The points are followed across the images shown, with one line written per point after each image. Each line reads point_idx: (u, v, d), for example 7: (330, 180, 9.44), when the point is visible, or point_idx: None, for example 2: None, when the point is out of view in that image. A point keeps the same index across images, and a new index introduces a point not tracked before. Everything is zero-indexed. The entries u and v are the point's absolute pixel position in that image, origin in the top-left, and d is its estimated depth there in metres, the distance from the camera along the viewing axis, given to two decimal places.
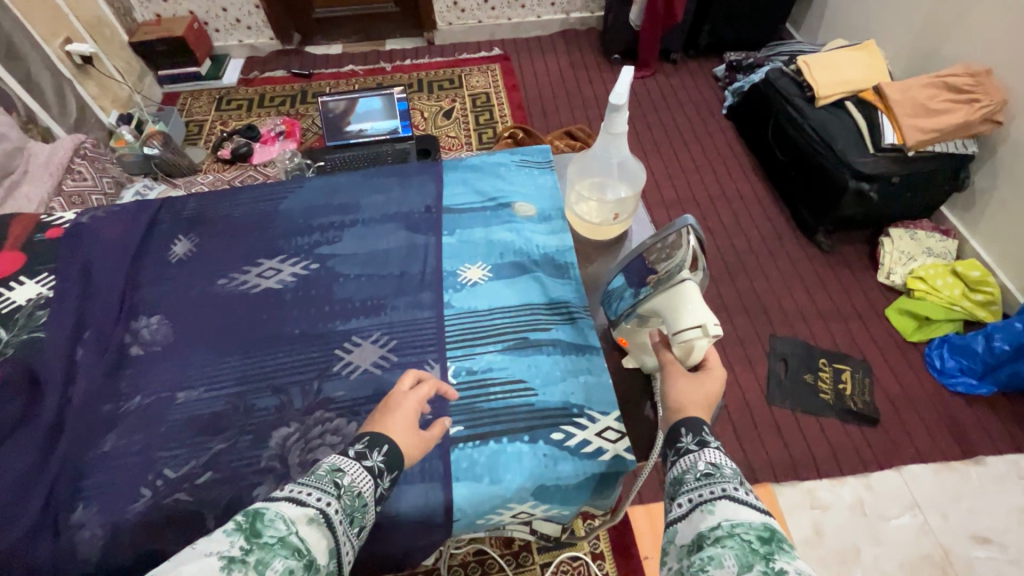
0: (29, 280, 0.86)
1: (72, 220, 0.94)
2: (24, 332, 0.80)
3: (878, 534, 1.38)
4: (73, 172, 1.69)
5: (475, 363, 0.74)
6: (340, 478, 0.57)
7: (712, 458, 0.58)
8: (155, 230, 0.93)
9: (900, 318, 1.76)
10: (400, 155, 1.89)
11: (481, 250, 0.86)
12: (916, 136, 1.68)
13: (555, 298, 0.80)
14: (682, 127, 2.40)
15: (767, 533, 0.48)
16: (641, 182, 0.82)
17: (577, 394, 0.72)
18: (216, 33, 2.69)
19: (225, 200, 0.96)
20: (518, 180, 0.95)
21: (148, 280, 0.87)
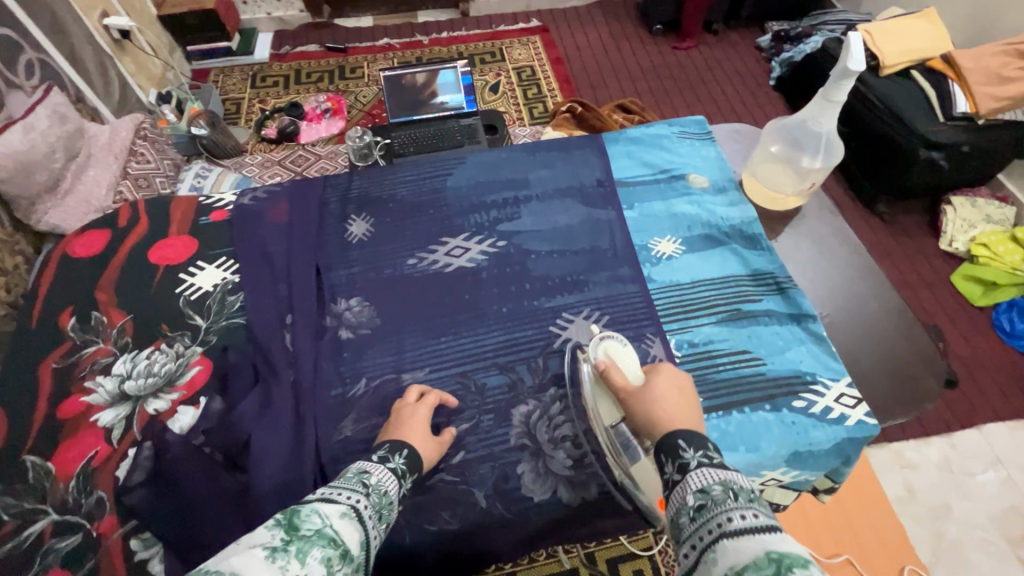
0: (208, 266, 1.01)
1: (232, 203, 1.11)
2: (223, 319, 0.94)
3: (966, 489, 1.45)
4: (136, 154, 1.63)
5: (697, 336, 0.91)
6: (367, 479, 0.66)
7: (697, 487, 0.56)
8: (325, 208, 1.10)
9: (965, 283, 1.81)
10: (467, 130, 1.85)
11: (667, 225, 1.06)
12: (989, 105, 1.70)
13: (757, 269, 1.00)
14: (732, 99, 2.39)
15: (770, 569, 0.44)
16: (837, 157, 1.03)
17: (806, 364, 0.88)
18: (243, 5, 2.57)
19: (385, 183, 1.14)
20: (686, 153, 1.17)
21: (338, 265, 1.01)
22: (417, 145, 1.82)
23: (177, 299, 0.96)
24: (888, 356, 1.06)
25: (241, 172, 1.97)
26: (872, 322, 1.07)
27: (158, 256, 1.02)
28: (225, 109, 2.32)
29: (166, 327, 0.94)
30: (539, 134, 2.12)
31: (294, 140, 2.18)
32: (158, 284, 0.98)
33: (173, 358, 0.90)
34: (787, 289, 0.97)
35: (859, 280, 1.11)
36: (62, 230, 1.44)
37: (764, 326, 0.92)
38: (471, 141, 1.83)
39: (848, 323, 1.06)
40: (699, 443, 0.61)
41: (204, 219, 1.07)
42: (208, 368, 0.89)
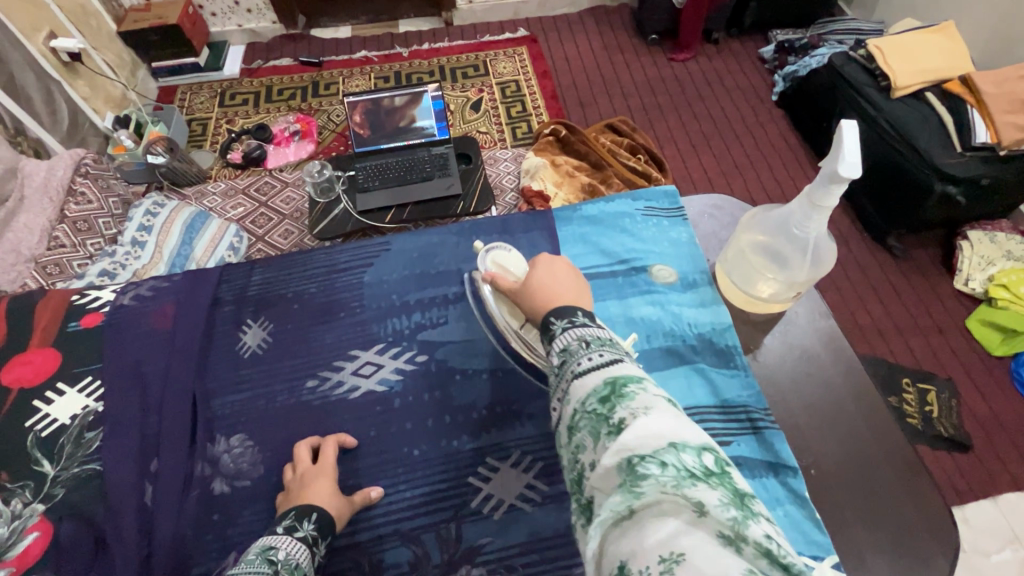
0: (69, 390, 0.89)
1: (111, 304, 1.00)
2: (76, 466, 0.83)
3: (980, 573, 1.30)
4: (76, 194, 1.50)
5: None
6: (274, 555, 0.66)
7: (559, 347, 0.62)
8: (217, 310, 1.01)
9: (983, 329, 1.65)
10: (438, 160, 1.71)
11: (622, 334, 0.93)
12: (1014, 135, 1.52)
13: (727, 398, 0.87)
14: (730, 117, 2.23)
15: (607, 392, 0.53)
16: (828, 265, 0.85)
17: (783, 537, 0.76)
18: (213, 17, 2.43)
19: (284, 279, 1.05)
20: (652, 240, 1.05)
21: (220, 389, 0.92)
22: (384, 178, 1.67)
23: (26, 439, 0.84)
24: (892, 502, 0.86)
25: (201, 204, 1.87)
26: (875, 473, 0.88)
27: (9, 377, 0.89)
28: (190, 131, 2.19)
29: (4, 477, 0.82)
30: (521, 159, 1.98)
31: (260, 165, 2.06)
32: (4, 421, 0.86)
33: (6, 521, 0.78)
34: (762, 429, 0.84)
35: (860, 416, 0.92)
36: None
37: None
38: (442, 173, 1.69)
39: (843, 471, 0.88)
40: (566, 314, 0.65)
41: (72, 326, 0.95)
42: (47, 535, 0.77)
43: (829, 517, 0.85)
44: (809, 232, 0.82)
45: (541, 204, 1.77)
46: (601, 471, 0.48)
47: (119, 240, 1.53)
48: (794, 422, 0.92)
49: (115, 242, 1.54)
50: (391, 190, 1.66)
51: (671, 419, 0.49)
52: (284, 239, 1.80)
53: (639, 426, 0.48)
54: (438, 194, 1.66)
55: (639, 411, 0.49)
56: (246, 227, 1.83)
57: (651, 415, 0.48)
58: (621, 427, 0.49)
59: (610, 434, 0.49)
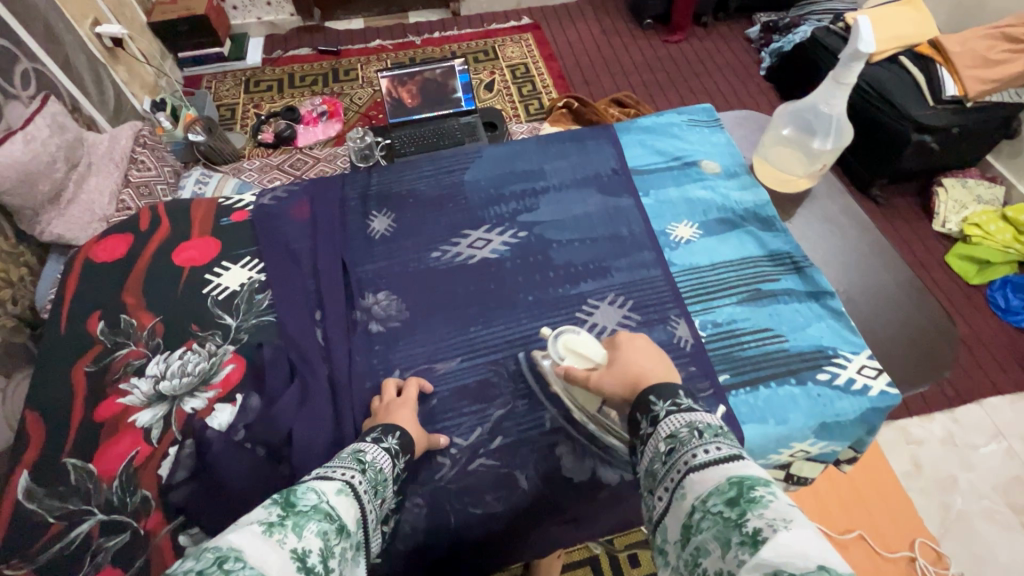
0: (233, 264, 1.02)
1: (252, 204, 1.12)
2: (253, 317, 0.96)
3: (971, 462, 1.48)
4: (136, 162, 1.62)
5: (717, 317, 0.94)
6: (362, 457, 0.69)
7: (666, 433, 0.63)
8: (345, 206, 1.13)
9: (961, 263, 1.85)
10: (467, 128, 1.86)
11: (683, 210, 1.09)
12: (977, 87, 1.74)
13: (774, 249, 1.03)
14: (724, 90, 2.42)
15: (733, 491, 0.53)
16: (847, 139, 1.08)
17: (828, 340, 0.91)
18: (233, 10, 2.56)
19: (403, 178, 1.18)
20: (696, 142, 1.21)
21: (359, 260, 1.04)
22: (418, 144, 1.82)
23: (205, 299, 0.97)
24: (906, 326, 1.06)
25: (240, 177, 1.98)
26: (889, 297, 1.09)
27: (182, 257, 1.03)
28: (220, 115, 2.31)
29: (196, 327, 0.95)
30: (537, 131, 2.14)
31: (291, 143, 2.19)
32: (185, 287, 0.99)
33: (206, 357, 0.91)
34: (805, 268, 1.00)
35: (873, 260, 1.13)
36: (66, 240, 1.42)
37: (784, 304, 0.95)
38: (471, 139, 1.84)
39: (866, 297, 1.08)
40: (668, 396, 0.68)
41: (225, 219, 1.08)
42: (242, 366, 0.90)
43: (860, 327, 1.05)
44: (833, 108, 1.07)
45: None
46: None
47: None
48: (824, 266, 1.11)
49: None
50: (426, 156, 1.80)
51: (814, 541, 0.47)
52: None
53: (781, 543, 0.46)
54: None
55: (778, 521, 0.48)
56: None
57: (792, 528, 0.48)
58: (757, 536, 0.48)
59: (744, 545, 0.48)
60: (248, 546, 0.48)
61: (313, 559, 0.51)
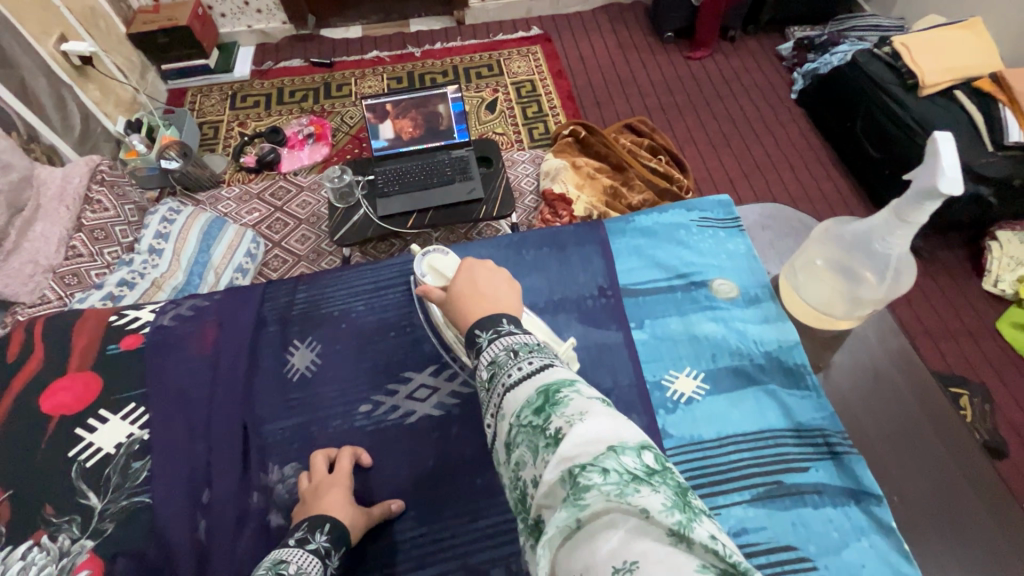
0: (111, 415, 0.86)
1: (151, 326, 0.97)
2: (124, 497, 0.79)
3: None
4: (92, 202, 1.47)
5: (725, 525, 0.76)
6: (284, 568, 0.64)
7: (488, 362, 0.60)
8: (262, 331, 0.99)
9: (1015, 332, 1.62)
10: (458, 163, 1.68)
11: (685, 353, 0.92)
12: None
13: (801, 422, 0.85)
14: (748, 115, 2.19)
15: (540, 401, 0.52)
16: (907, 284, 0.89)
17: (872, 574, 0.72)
18: (222, 18, 2.40)
19: (332, 293, 1.05)
20: (710, 250, 1.05)
21: (275, 412, 0.90)
22: (404, 183, 1.64)
23: (70, 468, 0.81)
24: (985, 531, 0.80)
25: (216, 209, 1.87)
26: (972, 512, 0.82)
27: (51, 405, 0.86)
28: (202, 134, 2.16)
29: (50, 509, 0.78)
30: (539, 161, 1.96)
31: (275, 169, 2.03)
32: (47, 449, 0.82)
33: (53, 557, 0.74)
34: (841, 454, 0.82)
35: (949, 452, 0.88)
36: (6, 296, 1.29)
37: (813, 509, 0.77)
38: (462, 177, 1.66)
39: (934, 504, 0.84)
40: (490, 325, 0.65)
41: (112, 347, 0.93)
42: (99, 573, 0.73)
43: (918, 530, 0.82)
44: (891, 247, 0.88)
45: (564, 207, 1.74)
46: (544, 489, 0.46)
47: (136, 248, 1.50)
48: (870, 448, 0.90)
49: (132, 250, 1.51)
50: (411, 196, 1.63)
51: (608, 423, 0.47)
52: (301, 245, 1.78)
53: (576, 433, 0.46)
54: (458, 198, 1.62)
55: (575, 417, 0.48)
56: (261, 232, 1.81)
57: (586, 419, 0.47)
58: (558, 434, 0.47)
59: (549, 445, 0.47)
60: None
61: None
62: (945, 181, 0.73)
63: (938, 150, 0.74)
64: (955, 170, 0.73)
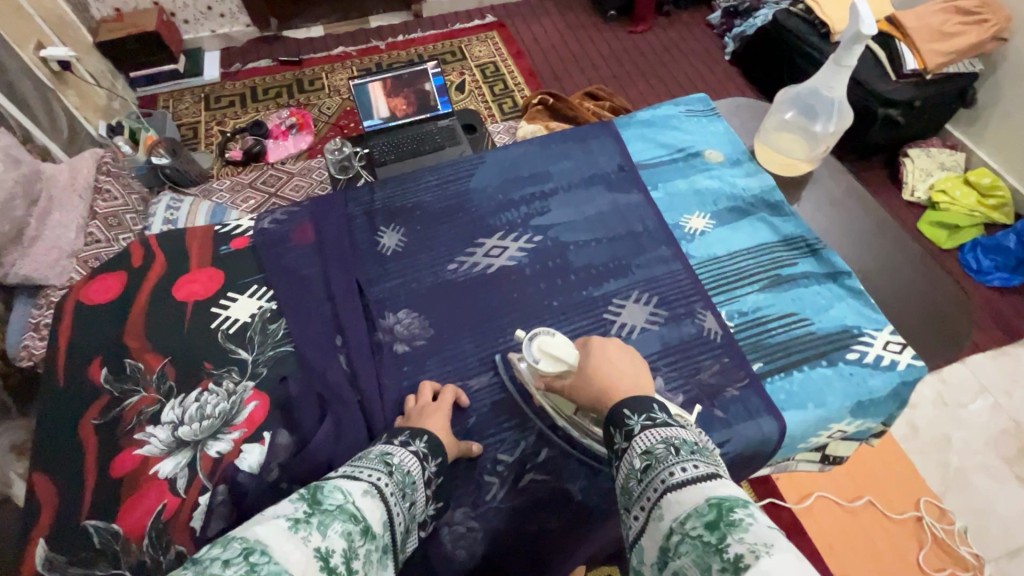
0: (239, 296, 1.01)
1: (252, 231, 1.11)
2: (270, 348, 0.94)
3: (962, 419, 1.55)
4: (102, 192, 1.53)
5: (743, 306, 0.97)
6: (390, 459, 0.70)
7: (643, 449, 0.64)
8: (352, 224, 1.12)
9: (932, 230, 1.93)
10: (445, 131, 1.84)
11: (693, 202, 1.12)
12: (936, 60, 1.82)
13: (786, 235, 1.07)
14: (691, 76, 2.46)
15: (711, 512, 0.53)
16: (848, 121, 1.14)
17: (853, 320, 0.95)
18: (185, 24, 2.46)
19: (409, 189, 1.17)
20: (695, 131, 1.25)
21: (377, 278, 1.03)
22: (399, 152, 1.78)
23: (216, 334, 0.96)
24: (921, 291, 1.09)
25: (211, 201, 1.89)
26: (902, 271, 1.12)
27: (185, 293, 1.01)
28: (181, 135, 2.21)
29: (210, 364, 0.93)
30: (514, 129, 2.13)
31: (262, 159, 2.11)
32: (192, 325, 0.97)
33: (226, 396, 0.89)
34: (819, 251, 1.04)
35: (884, 238, 1.17)
36: (36, 280, 1.32)
37: (805, 288, 0.99)
38: (451, 142, 1.81)
39: (878, 272, 1.12)
40: (643, 410, 0.68)
41: (225, 247, 1.07)
42: (265, 403, 0.89)
43: (879, 301, 1.08)
44: (834, 92, 1.12)
45: None
46: None
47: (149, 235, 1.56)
48: (837, 248, 1.15)
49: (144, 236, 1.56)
50: (407, 162, 1.76)
51: (794, 564, 0.47)
52: None
53: (762, 569, 0.46)
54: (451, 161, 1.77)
55: (760, 546, 0.48)
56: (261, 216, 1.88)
57: (772, 554, 0.47)
58: (737, 561, 0.48)
59: (725, 571, 0.48)
60: (272, 544, 0.49)
61: (337, 558, 0.51)
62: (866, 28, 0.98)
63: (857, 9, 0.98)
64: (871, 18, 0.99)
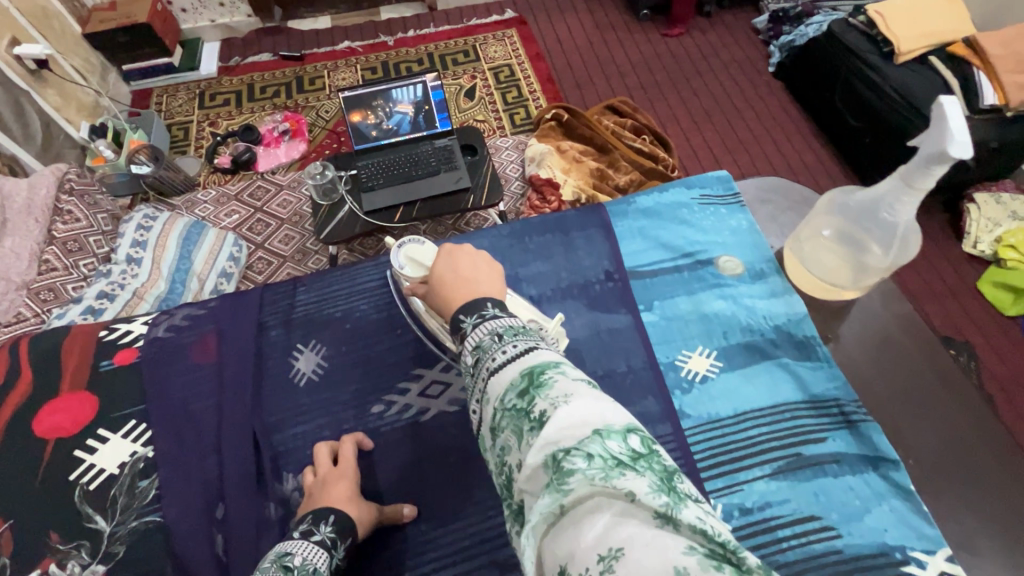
0: (112, 435, 0.91)
1: (141, 342, 1.01)
2: (133, 518, 0.84)
3: None
4: (62, 213, 1.41)
5: (752, 500, 0.83)
6: (290, 561, 0.68)
7: (472, 345, 0.59)
8: (264, 336, 1.04)
9: (995, 291, 1.67)
10: (442, 153, 1.65)
11: (697, 331, 1.01)
12: (1020, 95, 1.53)
13: (815, 393, 0.93)
14: (729, 89, 2.20)
15: (524, 383, 0.51)
16: (910, 251, 0.96)
17: (893, 537, 0.80)
18: (183, 13, 2.32)
19: (339, 296, 1.10)
20: (711, 225, 1.14)
21: (288, 415, 0.95)
22: (388, 175, 1.61)
23: (73, 491, 0.86)
24: (999, 490, 0.90)
25: (194, 213, 1.80)
26: (983, 481, 0.91)
27: (46, 427, 0.91)
28: (171, 136, 2.07)
29: (55, 535, 0.82)
30: (523, 146, 1.93)
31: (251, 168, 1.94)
32: (46, 473, 0.87)
33: None
34: (856, 423, 0.90)
35: (972, 427, 0.96)
36: None
37: (832, 478, 0.85)
38: (448, 166, 1.62)
39: (944, 468, 0.92)
40: (475, 309, 0.62)
41: (105, 363, 0.98)
42: None
43: (936, 500, 0.89)
44: (898, 215, 0.94)
45: (551, 192, 1.73)
46: (526, 472, 0.46)
47: (114, 258, 1.44)
48: (888, 411, 0.98)
49: (109, 260, 1.45)
50: (398, 188, 1.60)
51: (591, 403, 0.47)
52: (285, 245, 1.74)
53: (560, 416, 0.45)
54: (445, 189, 1.60)
55: (559, 399, 0.47)
56: (243, 234, 1.75)
57: (571, 401, 0.47)
58: (542, 417, 0.47)
59: (533, 428, 0.47)
60: None
61: None
62: (954, 146, 0.79)
63: (946, 116, 0.80)
64: (964, 135, 0.79)
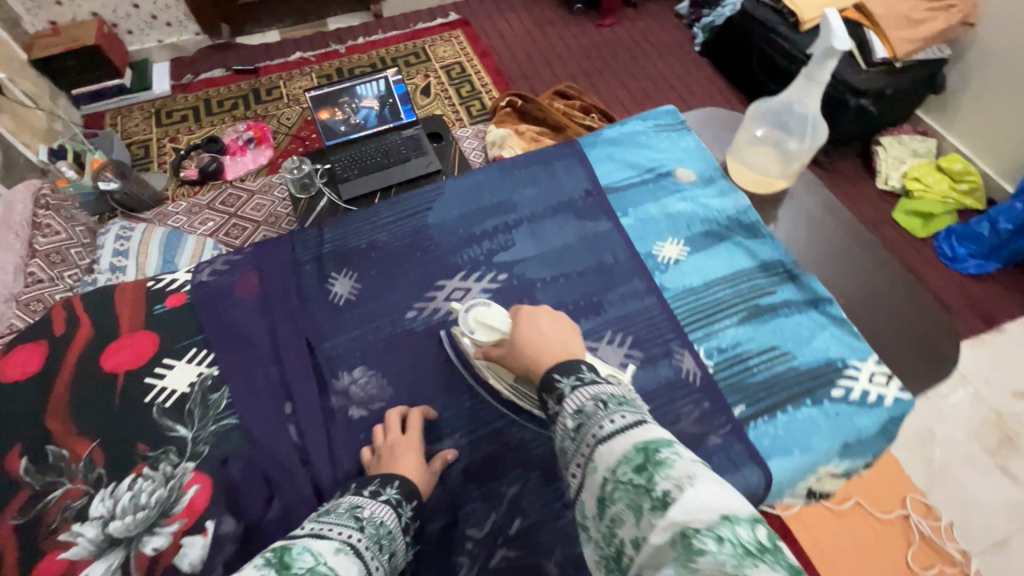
0: (177, 363, 1.01)
1: (187, 286, 1.12)
2: (212, 422, 0.95)
3: (942, 411, 1.55)
4: (41, 227, 1.42)
5: (724, 343, 1.00)
6: (360, 513, 0.69)
7: (575, 410, 0.64)
8: (300, 271, 1.16)
9: (906, 218, 1.92)
10: (410, 141, 1.75)
11: (666, 227, 1.16)
12: (904, 48, 1.80)
13: (764, 260, 1.11)
14: (662, 69, 2.41)
15: (639, 458, 0.54)
16: (821, 135, 1.17)
17: (836, 354, 0.99)
18: (129, 35, 2.33)
19: (354, 235, 1.21)
20: (668, 144, 1.31)
21: (328, 332, 1.06)
22: (362, 166, 1.69)
23: (152, 409, 0.96)
24: (910, 316, 1.11)
25: (166, 225, 1.78)
26: (897, 311, 1.12)
27: (115, 362, 1.01)
28: (132, 154, 2.08)
29: (145, 445, 0.93)
30: (483, 133, 2.06)
31: (219, 178, 1.99)
32: (123, 399, 0.97)
33: (163, 483, 0.89)
34: (798, 276, 1.09)
35: (881, 272, 1.17)
36: None
37: (785, 317, 1.04)
38: (417, 152, 1.73)
39: (866, 303, 1.13)
40: (572, 371, 0.69)
41: (159, 307, 1.08)
42: (208, 486, 0.89)
43: (864, 331, 1.09)
44: (807, 107, 1.16)
45: None
46: (648, 551, 0.47)
47: (97, 268, 1.46)
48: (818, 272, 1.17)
49: (92, 270, 1.47)
50: (372, 177, 1.68)
51: (715, 489, 0.48)
52: None
53: (686, 500, 0.47)
54: (417, 173, 1.70)
55: (683, 479, 0.49)
56: (221, 239, 1.78)
57: (695, 485, 0.49)
58: (665, 497, 0.49)
59: (654, 508, 0.49)
60: None
61: None
62: (838, 40, 1.02)
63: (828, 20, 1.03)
64: (843, 31, 1.02)
